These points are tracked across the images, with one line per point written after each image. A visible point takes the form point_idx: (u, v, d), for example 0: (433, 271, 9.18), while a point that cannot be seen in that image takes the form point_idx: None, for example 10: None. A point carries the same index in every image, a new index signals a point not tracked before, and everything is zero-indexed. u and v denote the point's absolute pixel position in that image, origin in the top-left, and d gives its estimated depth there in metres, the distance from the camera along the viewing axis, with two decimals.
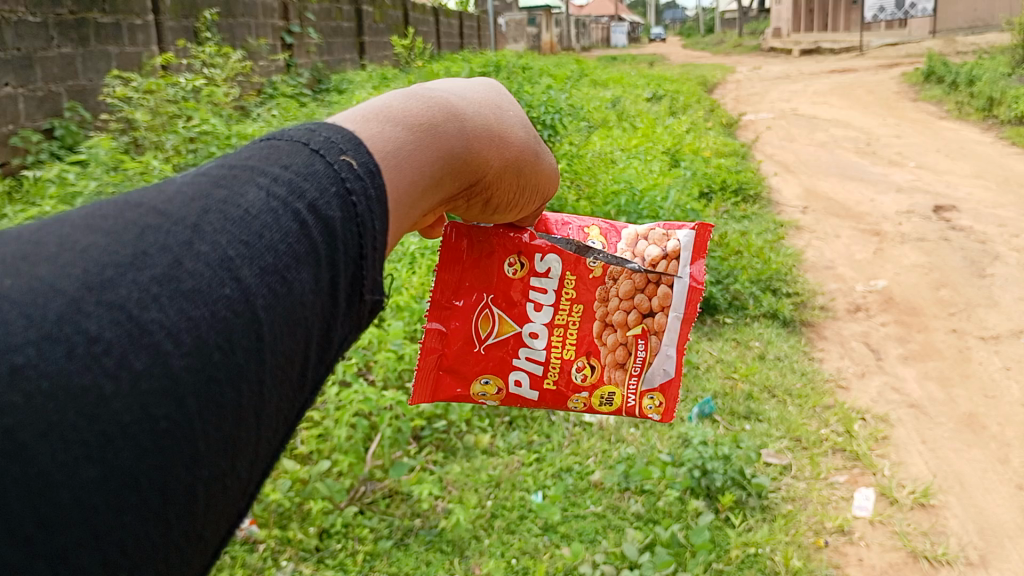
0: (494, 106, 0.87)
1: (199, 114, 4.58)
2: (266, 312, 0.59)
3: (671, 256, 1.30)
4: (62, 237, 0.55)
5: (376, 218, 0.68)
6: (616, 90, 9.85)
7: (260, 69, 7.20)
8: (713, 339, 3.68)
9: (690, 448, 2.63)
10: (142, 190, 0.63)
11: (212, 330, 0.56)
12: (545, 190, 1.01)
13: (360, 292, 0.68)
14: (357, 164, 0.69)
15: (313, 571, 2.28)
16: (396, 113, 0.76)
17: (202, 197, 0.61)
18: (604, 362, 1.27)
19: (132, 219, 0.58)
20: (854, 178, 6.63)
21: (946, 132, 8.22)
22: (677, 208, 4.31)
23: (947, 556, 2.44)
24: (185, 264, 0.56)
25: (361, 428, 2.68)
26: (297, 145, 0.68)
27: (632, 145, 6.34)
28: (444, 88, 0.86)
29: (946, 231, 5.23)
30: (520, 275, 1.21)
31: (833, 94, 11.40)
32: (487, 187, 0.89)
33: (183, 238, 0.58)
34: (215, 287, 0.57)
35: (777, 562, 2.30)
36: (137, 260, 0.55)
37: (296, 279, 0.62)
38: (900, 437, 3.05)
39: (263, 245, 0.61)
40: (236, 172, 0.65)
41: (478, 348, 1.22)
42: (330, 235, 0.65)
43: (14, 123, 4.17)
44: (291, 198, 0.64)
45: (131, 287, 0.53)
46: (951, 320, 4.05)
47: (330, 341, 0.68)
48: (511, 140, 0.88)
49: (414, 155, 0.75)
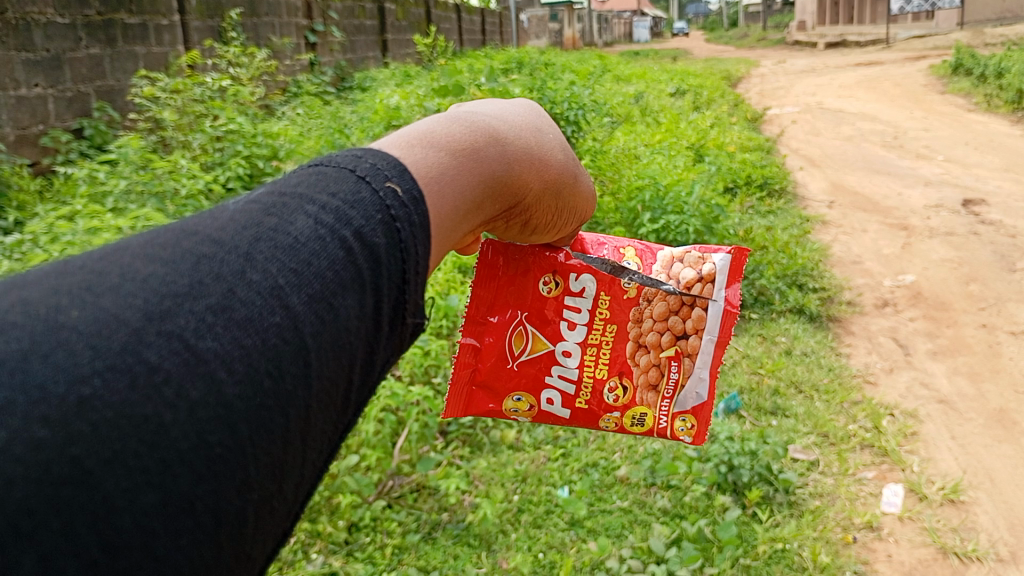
0: (534, 130, 0.90)
1: (225, 114, 4.65)
2: (313, 339, 0.62)
3: (707, 279, 1.32)
4: (124, 268, 0.58)
5: (420, 244, 0.70)
6: (640, 85, 9.84)
7: (286, 68, 7.28)
8: (740, 335, 3.69)
9: (716, 443, 2.66)
10: (196, 218, 0.66)
11: (262, 358, 0.58)
12: (583, 210, 1.04)
13: (403, 316, 0.70)
14: (403, 191, 0.71)
15: (343, 563, 2.31)
16: (440, 139, 0.79)
17: (253, 226, 0.63)
18: (637, 383, 1.28)
19: (188, 248, 0.61)
20: (882, 172, 6.58)
21: (976, 125, 8.13)
22: (702, 203, 4.24)
23: (978, 553, 2.43)
24: (238, 293, 0.59)
25: (388, 423, 2.74)
26: (344, 171, 0.70)
27: (656, 140, 6.34)
28: (485, 110, 0.88)
29: (975, 225, 5.19)
30: (554, 294, 1.24)
31: (860, 87, 11.33)
32: (526, 208, 0.92)
33: (235, 267, 0.60)
34: (265, 315, 0.59)
35: (805, 558, 2.31)
36: (193, 289, 0.58)
37: (342, 305, 0.64)
38: (929, 433, 3.06)
39: (312, 273, 0.63)
40: (286, 199, 0.67)
41: (511, 364, 1.25)
42: (375, 260, 0.67)
43: (44, 123, 4.25)
44: (338, 225, 0.66)
45: (188, 317, 0.56)
46: (981, 315, 4.02)
47: (374, 363, 0.69)
48: (550, 162, 0.91)
49: (456, 180, 0.77)
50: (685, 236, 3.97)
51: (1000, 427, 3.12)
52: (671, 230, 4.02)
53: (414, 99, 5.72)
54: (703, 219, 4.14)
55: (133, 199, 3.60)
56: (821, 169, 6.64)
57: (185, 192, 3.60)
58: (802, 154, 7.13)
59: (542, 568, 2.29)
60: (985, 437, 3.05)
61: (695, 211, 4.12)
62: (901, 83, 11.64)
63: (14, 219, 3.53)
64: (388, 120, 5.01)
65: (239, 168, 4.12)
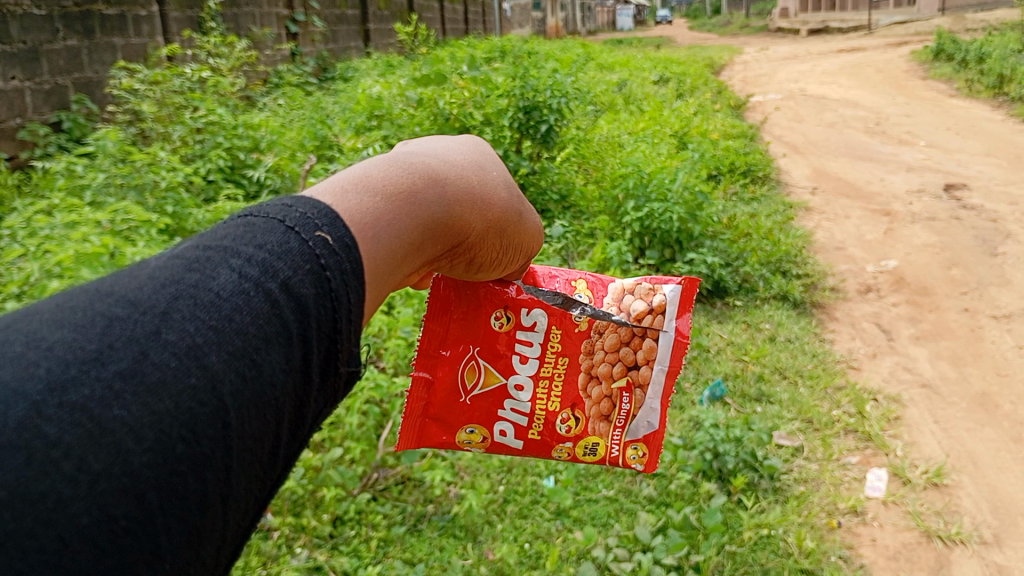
0: (477, 168, 0.87)
1: (205, 105, 4.59)
2: (233, 399, 0.57)
3: (657, 310, 1.29)
4: (28, 334, 0.53)
5: (352, 291, 0.67)
6: (624, 73, 9.79)
7: (266, 59, 7.19)
8: (724, 322, 3.67)
9: (701, 431, 2.64)
10: (114, 277, 0.60)
11: (175, 424, 0.53)
12: (530, 249, 1.01)
13: (336, 365, 0.67)
14: (333, 239, 0.66)
15: (328, 557, 2.26)
16: (374, 183, 0.74)
17: (173, 282, 0.58)
18: (589, 414, 1.25)
19: (100, 310, 0.55)
20: (865, 158, 6.57)
21: (957, 111, 8.14)
22: (686, 190, 4.19)
23: (961, 536, 2.44)
24: (150, 357, 0.54)
25: (371, 415, 2.69)
26: (273, 222, 0.65)
27: (640, 128, 6.31)
28: (427, 151, 0.85)
29: (957, 210, 5.18)
30: (506, 328, 1.19)
31: (842, 73, 11.34)
32: (471, 248, 0.88)
33: (150, 328, 0.55)
34: (181, 376, 0.54)
35: (790, 544, 2.31)
36: (102, 354, 0.52)
37: (266, 360, 0.60)
38: (913, 417, 3.06)
39: (233, 329, 0.58)
40: (210, 253, 0.62)
41: (463, 399, 1.20)
42: (303, 311, 0.63)
43: (21, 116, 4.20)
44: (264, 277, 0.61)
45: (93, 386, 0.51)
46: (964, 299, 4.01)
47: (303, 417, 0.65)
48: (495, 201, 0.86)
49: (393, 224, 0.73)
50: (669, 224, 3.92)
51: (983, 410, 3.12)
52: (656, 218, 3.96)
53: (395, 90, 5.67)
54: (687, 206, 4.09)
55: (112, 191, 3.55)
56: (805, 155, 6.62)
57: (164, 183, 3.59)
58: (786, 141, 7.10)
59: (529, 559, 2.26)
60: (967, 421, 3.05)
61: (679, 199, 4.08)
62: (883, 69, 11.63)
63: None
64: (370, 110, 5.02)
65: (219, 161, 4.18)
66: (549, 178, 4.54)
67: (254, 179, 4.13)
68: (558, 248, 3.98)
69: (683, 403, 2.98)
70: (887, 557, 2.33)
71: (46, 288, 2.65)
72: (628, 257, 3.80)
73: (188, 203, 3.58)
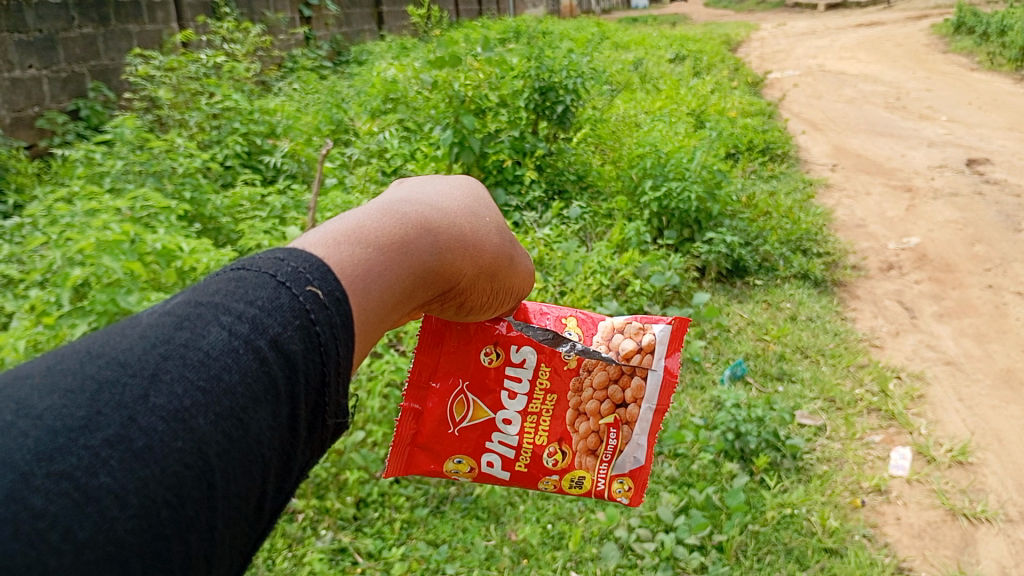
0: (470, 214, 0.84)
1: (221, 91, 4.58)
2: (219, 459, 0.54)
3: (647, 349, 1.29)
4: (18, 401, 0.51)
5: (340, 344, 0.64)
6: (639, 52, 9.68)
7: (281, 44, 7.03)
8: (743, 302, 3.62)
9: (723, 411, 2.63)
10: (103, 335, 0.58)
11: (161, 488, 0.51)
12: (520, 289, 0.98)
13: (323, 418, 0.64)
14: (324, 294, 0.64)
15: (352, 539, 2.26)
16: (368, 233, 0.71)
17: (163, 341, 0.56)
18: (576, 448, 1.25)
19: (90, 373, 0.53)
20: (885, 134, 6.46)
21: (979, 84, 7.99)
22: (704, 168, 4.12)
23: (987, 514, 2.39)
24: (138, 421, 0.52)
25: (394, 399, 2.65)
26: (264, 275, 0.62)
27: (656, 107, 6.25)
28: (420, 198, 0.82)
29: (980, 185, 5.09)
30: (496, 364, 1.19)
31: (861, 49, 11.18)
32: (461, 292, 0.85)
33: (138, 392, 0.53)
34: (168, 440, 0.52)
35: (813, 523, 2.27)
36: (89, 421, 0.50)
37: (254, 419, 0.57)
38: (936, 395, 3.02)
39: (221, 390, 0.56)
40: (201, 309, 0.59)
41: (451, 430, 1.20)
42: (291, 367, 0.60)
43: (39, 105, 4.24)
44: (254, 334, 0.59)
45: (81, 454, 0.49)
46: (987, 276, 3.95)
47: (290, 470, 0.62)
48: (485, 248, 0.84)
49: (384, 275, 0.70)
50: (687, 204, 3.86)
51: (1008, 387, 3.07)
52: (674, 198, 3.90)
53: (410, 74, 5.63)
54: (705, 185, 4.03)
55: (130, 178, 3.55)
56: (825, 132, 6.50)
57: (183, 170, 3.63)
58: (805, 117, 6.97)
59: (551, 540, 2.24)
60: (992, 398, 3.01)
61: (697, 177, 4.02)
62: (903, 44, 11.41)
63: (14, 203, 3.56)
64: (385, 94, 5.24)
65: (236, 146, 4.20)
66: (566, 159, 4.52)
67: (272, 164, 4.18)
68: (576, 229, 3.94)
69: (705, 383, 2.93)
70: (912, 536, 2.29)
71: (68, 277, 2.67)
72: (647, 239, 3.77)
73: (206, 189, 3.64)
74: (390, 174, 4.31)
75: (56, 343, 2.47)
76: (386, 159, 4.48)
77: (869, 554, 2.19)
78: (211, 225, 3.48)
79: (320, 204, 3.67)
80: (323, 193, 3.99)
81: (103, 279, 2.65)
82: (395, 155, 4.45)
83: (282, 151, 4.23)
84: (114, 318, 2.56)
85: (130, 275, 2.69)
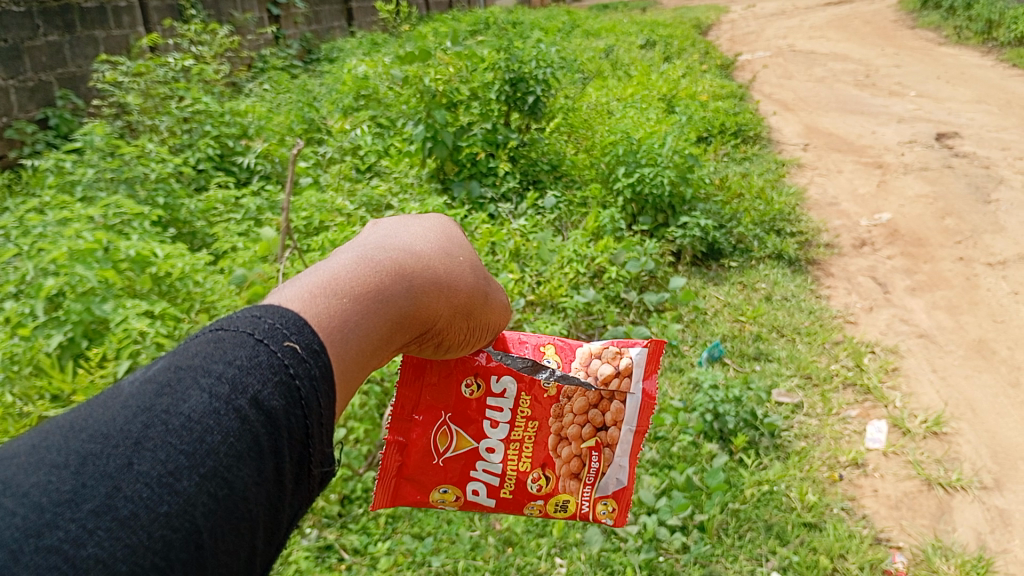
0: (445, 255, 0.88)
1: (191, 94, 4.56)
2: (205, 519, 0.58)
3: (624, 373, 1.35)
4: (5, 480, 0.53)
5: (322, 396, 0.67)
6: (610, 38, 9.68)
7: (250, 44, 6.94)
8: (720, 284, 3.67)
9: (701, 393, 2.70)
10: (89, 406, 0.61)
11: (148, 554, 0.54)
12: (494, 323, 1.03)
13: (308, 469, 0.68)
14: (302, 347, 0.67)
15: (337, 536, 2.28)
16: (343, 284, 0.75)
17: (145, 409, 0.60)
18: (559, 473, 1.31)
19: (74, 447, 0.56)
20: (855, 112, 6.51)
21: (947, 59, 8.08)
22: (676, 153, 4.17)
23: (962, 482, 2.50)
24: (122, 489, 0.55)
25: (374, 395, 2.63)
26: (242, 334, 0.66)
27: (627, 94, 6.28)
28: (396, 243, 0.86)
29: (949, 159, 5.16)
30: (476, 395, 1.25)
31: (830, 27, 11.25)
32: (438, 331, 0.90)
33: (122, 460, 0.56)
34: (154, 504, 0.55)
35: (791, 498, 2.38)
36: (76, 493, 0.54)
37: (238, 477, 0.61)
38: (911, 366, 3.06)
39: (204, 451, 0.59)
40: (183, 372, 0.63)
41: (436, 460, 1.26)
42: (273, 424, 0.64)
43: (8, 115, 4.29)
44: (234, 395, 0.62)
45: (68, 527, 0.52)
46: (958, 249, 4.02)
47: (278, 521, 0.66)
48: (459, 286, 0.88)
49: (361, 323, 0.74)
50: (661, 189, 3.88)
51: (979, 357, 3.16)
52: (647, 183, 3.91)
53: (380, 71, 5.64)
54: (677, 170, 4.07)
55: (102, 186, 3.56)
56: (796, 112, 6.54)
57: (155, 175, 3.64)
58: (776, 97, 7.01)
59: (534, 527, 2.27)
60: (966, 368, 3.04)
61: (669, 162, 4.06)
62: (871, 22, 11.49)
63: None
64: (357, 91, 5.31)
65: (209, 149, 4.20)
66: (539, 150, 4.50)
67: (245, 165, 4.21)
68: (551, 219, 3.95)
69: (683, 366, 3.00)
70: (889, 506, 2.40)
71: (41, 287, 2.67)
72: (621, 224, 3.80)
73: (179, 194, 3.68)
74: (365, 170, 4.40)
75: (32, 355, 2.52)
76: (359, 155, 4.55)
77: (847, 526, 2.30)
78: (185, 229, 3.52)
79: (293, 204, 3.73)
80: (297, 193, 4.04)
81: (76, 288, 2.70)
82: (369, 151, 4.54)
83: (255, 152, 4.27)
84: (89, 326, 2.65)
85: (104, 282, 2.76)
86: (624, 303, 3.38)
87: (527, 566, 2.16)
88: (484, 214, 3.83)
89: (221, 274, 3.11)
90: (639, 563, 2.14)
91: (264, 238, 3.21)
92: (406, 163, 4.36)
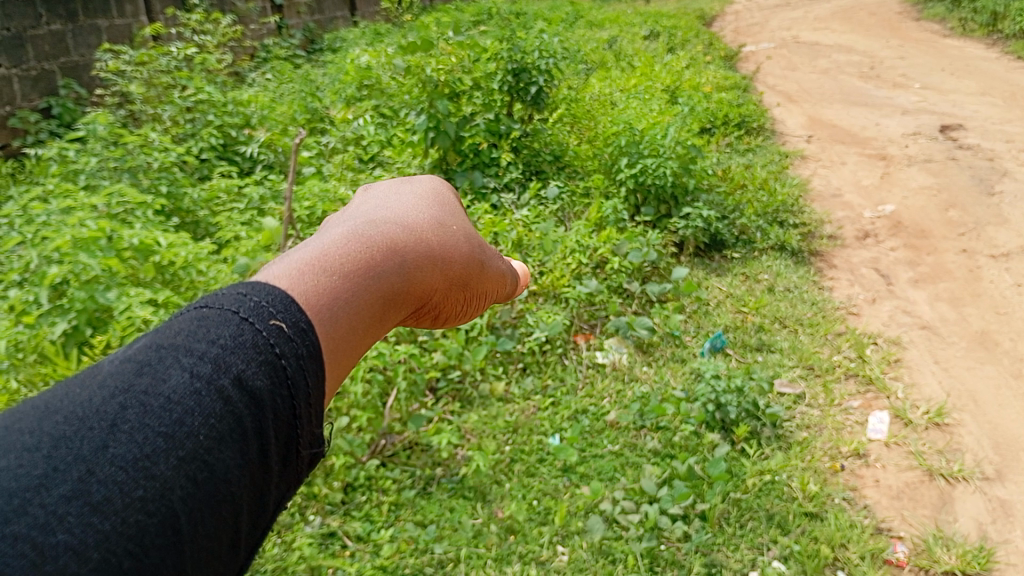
0: (437, 225, 0.86)
1: (194, 84, 4.55)
2: (183, 503, 0.57)
3: None
4: None
5: (309, 376, 0.67)
6: (613, 29, 9.65)
7: (253, 34, 6.93)
8: (722, 275, 3.68)
9: (703, 382, 2.69)
10: (69, 389, 0.62)
11: (121, 539, 0.53)
12: (501, 289, 1.00)
13: (297, 451, 0.67)
14: (288, 326, 0.67)
15: (341, 523, 2.28)
16: (329, 262, 0.74)
17: (123, 390, 0.60)
18: None
19: (48, 430, 0.56)
20: (858, 104, 6.51)
21: (952, 50, 8.05)
22: (679, 144, 4.12)
23: (963, 472, 2.48)
24: (96, 473, 0.54)
25: (376, 383, 2.63)
26: (226, 313, 0.66)
27: (631, 85, 6.27)
28: (385, 217, 0.84)
29: (953, 151, 5.14)
30: None
31: (835, 19, 11.22)
32: (442, 305, 0.88)
33: (97, 443, 0.56)
34: (129, 488, 0.55)
35: (794, 488, 2.36)
36: (47, 476, 0.53)
37: (218, 459, 0.60)
38: (913, 358, 3.11)
39: (183, 433, 0.59)
40: (163, 353, 0.63)
41: None
42: (255, 404, 0.63)
43: (11, 104, 4.32)
44: (215, 375, 0.62)
45: (37, 512, 0.51)
46: (962, 240, 4.00)
47: (265, 505, 0.65)
48: (453, 258, 0.86)
49: (349, 303, 0.73)
50: (664, 180, 3.84)
51: (982, 348, 3.16)
52: (650, 174, 3.86)
53: (383, 60, 5.62)
54: (680, 161, 4.04)
55: (105, 175, 3.57)
56: (799, 103, 6.54)
57: (158, 164, 3.65)
58: (779, 88, 7.00)
59: (537, 516, 2.30)
60: (968, 359, 3.10)
61: (672, 153, 4.02)
62: (875, 13, 11.45)
63: None
64: (360, 81, 5.28)
65: (212, 138, 4.21)
66: (542, 139, 4.50)
67: (248, 155, 4.22)
68: (554, 209, 3.95)
69: (686, 356, 3.02)
70: (890, 497, 2.40)
71: (45, 275, 2.66)
72: (624, 215, 3.78)
73: (182, 182, 3.68)
74: (367, 161, 4.42)
75: (36, 342, 2.53)
76: (362, 146, 4.57)
77: (849, 516, 2.29)
78: (189, 219, 3.54)
79: (296, 193, 3.74)
80: (300, 183, 4.05)
81: (80, 277, 2.69)
82: (372, 141, 4.55)
83: (258, 141, 4.28)
84: (93, 314, 2.65)
85: (108, 271, 2.77)
86: (627, 293, 3.39)
87: (530, 553, 2.16)
88: (487, 204, 3.84)
89: (225, 263, 3.14)
90: (642, 551, 2.14)
91: (266, 227, 3.16)
92: (409, 153, 4.37)
